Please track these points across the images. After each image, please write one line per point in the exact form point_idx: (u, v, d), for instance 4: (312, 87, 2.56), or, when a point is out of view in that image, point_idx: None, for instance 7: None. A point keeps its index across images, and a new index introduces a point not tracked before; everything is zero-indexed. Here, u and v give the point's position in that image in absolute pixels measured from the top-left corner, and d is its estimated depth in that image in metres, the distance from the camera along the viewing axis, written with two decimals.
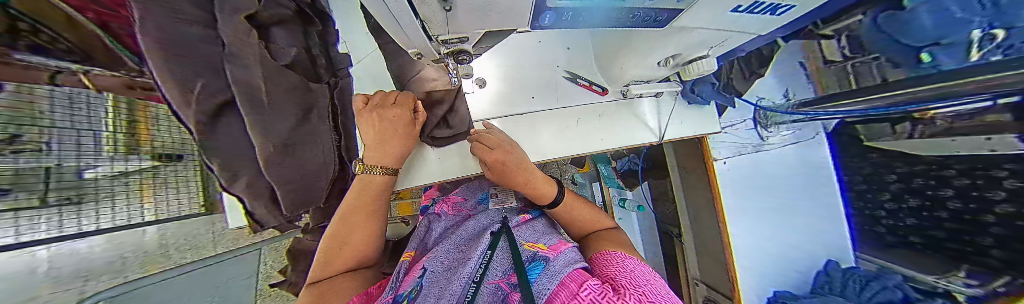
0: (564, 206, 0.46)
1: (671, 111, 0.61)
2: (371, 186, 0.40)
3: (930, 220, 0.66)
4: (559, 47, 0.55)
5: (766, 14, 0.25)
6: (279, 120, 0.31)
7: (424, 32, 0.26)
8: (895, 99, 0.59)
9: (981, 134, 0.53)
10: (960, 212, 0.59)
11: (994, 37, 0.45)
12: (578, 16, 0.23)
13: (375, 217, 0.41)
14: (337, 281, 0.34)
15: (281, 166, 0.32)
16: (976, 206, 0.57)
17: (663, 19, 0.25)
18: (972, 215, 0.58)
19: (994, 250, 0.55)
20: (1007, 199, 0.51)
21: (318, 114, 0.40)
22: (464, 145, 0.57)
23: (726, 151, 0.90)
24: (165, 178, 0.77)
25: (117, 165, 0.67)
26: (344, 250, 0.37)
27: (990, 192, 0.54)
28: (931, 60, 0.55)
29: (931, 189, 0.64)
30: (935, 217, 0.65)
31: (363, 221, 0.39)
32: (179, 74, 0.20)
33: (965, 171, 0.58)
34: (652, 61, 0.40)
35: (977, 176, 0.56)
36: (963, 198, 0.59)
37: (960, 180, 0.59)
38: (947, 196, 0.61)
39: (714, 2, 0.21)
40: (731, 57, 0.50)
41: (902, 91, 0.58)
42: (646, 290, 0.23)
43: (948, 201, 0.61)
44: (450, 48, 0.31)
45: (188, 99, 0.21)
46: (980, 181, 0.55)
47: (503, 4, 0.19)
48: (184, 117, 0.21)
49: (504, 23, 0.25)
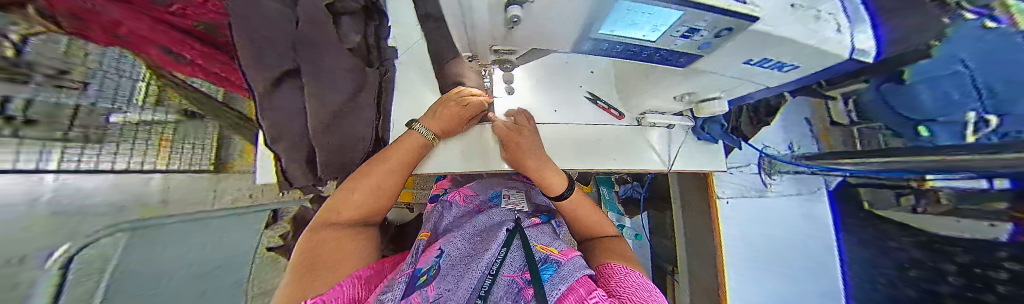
0: (570, 203, 0.47)
1: (679, 145, 0.63)
2: (417, 144, 0.44)
3: (929, 294, 0.61)
4: (583, 70, 0.61)
5: (775, 70, 0.32)
6: (335, 91, 0.34)
7: (484, 35, 0.31)
8: (925, 163, 0.56)
9: (985, 218, 0.53)
10: (962, 290, 0.55)
11: (989, 124, 0.46)
12: (611, 48, 0.29)
13: (401, 178, 0.41)
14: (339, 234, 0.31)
15: (324, 137, 0.34)
16: (978, 285, 0.52)
17: (681, 60, 0.31)
18: (972, 293, 0.53)
19: None
20: (1010, 280, 0.48)
21: (367, 94, 0.42)
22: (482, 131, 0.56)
23: (731, 191, 0.92)
24: (181, 133, 0.78)
25: (143, 113, 0.71)
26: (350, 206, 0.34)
27: (993, 271, 0.50)
28: (931, 134, 0.57)
29: (932, 261, 0.62)
30: (935, 293, 0.60)
31: (381, 177, 0.38)
32: (261, 37, 0.22)
33: (969, 248, 0.56)
34: (670, 93, 0.44)
35: (980, 254, 0.53)
36: (965, 276, 0.55)
37: (964, 256, 0.56)
38: (948, 270, 0.58)
39: (739, 49, 0.27)
40: (741, 102, 0.53)
41: (932, 155, 0.55)
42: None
43: (950, 276, 0.58)
44: (499, 57, 0.38)
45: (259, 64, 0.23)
46: (985, 259, 0.52)
47: (558, 26, 0.24)
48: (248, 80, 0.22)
49: (549, 43, 0.29)
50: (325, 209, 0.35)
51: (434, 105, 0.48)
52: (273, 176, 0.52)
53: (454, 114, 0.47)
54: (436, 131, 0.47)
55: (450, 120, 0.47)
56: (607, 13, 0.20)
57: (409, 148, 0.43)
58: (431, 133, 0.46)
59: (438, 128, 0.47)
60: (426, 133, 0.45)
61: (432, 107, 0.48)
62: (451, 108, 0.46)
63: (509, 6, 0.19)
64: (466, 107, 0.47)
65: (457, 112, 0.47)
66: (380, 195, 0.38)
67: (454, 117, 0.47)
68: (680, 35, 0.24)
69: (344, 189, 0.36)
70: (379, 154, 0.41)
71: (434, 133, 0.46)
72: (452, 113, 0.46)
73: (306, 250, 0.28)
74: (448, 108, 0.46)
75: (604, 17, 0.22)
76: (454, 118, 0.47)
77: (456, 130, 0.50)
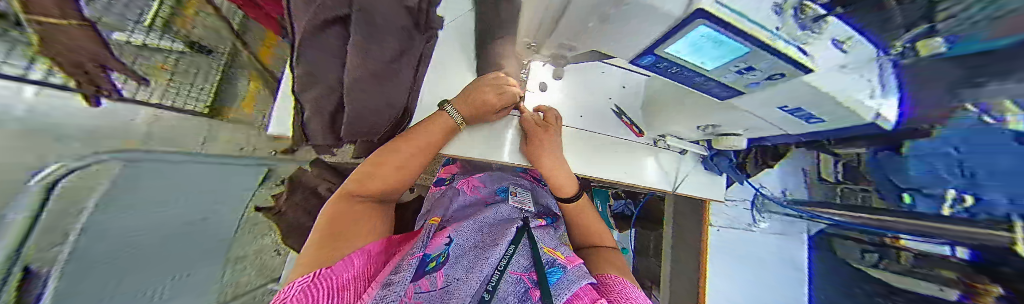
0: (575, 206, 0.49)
1: (688, 171, 0.65)
2: (442, 125, 0.43)
3: None
4: (616, 82, 0.62)
5: (805, 118, 0.33)
6: (383, 49, 0.32)
7: (555, 30, 0.32)
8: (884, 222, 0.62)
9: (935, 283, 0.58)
10: None
11: (962, 201, 0.49)
12: (669, 67, 0.30)
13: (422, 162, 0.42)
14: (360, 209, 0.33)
15: (358, 96, 0.33)
16: None
17: (721, 92, 0.32)
18: None
19: None
20: None
21: (413, 59, 0.38)
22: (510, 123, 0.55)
23: (719, 220, 0.99)
24: (182, 63, 0.83)
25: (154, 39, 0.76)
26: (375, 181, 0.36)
27: None
28: (913, 204, 0.59)
29: None
30: None
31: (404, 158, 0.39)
32: None
33: None
34: (697, 122, 0.45)
35: None
36: None
37: None
38: None
39: (776, 93, 0.28)
40: (757, 143, 0.55)
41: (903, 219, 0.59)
42: None
43: None
44: (555, 51, 0.40)
45: None
46: None
47: (632, 31, 0.24)
48: None
49: (615, 46, 0.30)
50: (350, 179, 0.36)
51: (467, 87, 0.46)
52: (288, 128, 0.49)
53: (484, 100, 0.43)
54: (464, 115, 0.44)
55: (479, 106, 0.44)
56: (685, 35, 0.21)
57: (435, 129, 0.42)
58: (460, 116, 0.44)
59: (467, 112, 0.44)
60: (456, 115, 0.43)
61: (466, 88, 0.46)
62: (482, 92, 0.43)
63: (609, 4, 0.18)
64: (501, 95, 0.44)
65: (487, 99, 0.43)
66: (400, 177, 0.39)
67: (483, 104, 0.44)
68: (733, 70, 0.25)
69: (371, 162, 0.37)
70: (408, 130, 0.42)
71: (464, 116, 0.44)
72: (481, 99, 0.43)
73: (328, 219, 0.30)
74: (477, 94, 0.44)
75: (674, 38, 0.22)
76: (482, 104, 0.44)
77: (483, 117, 0.47)
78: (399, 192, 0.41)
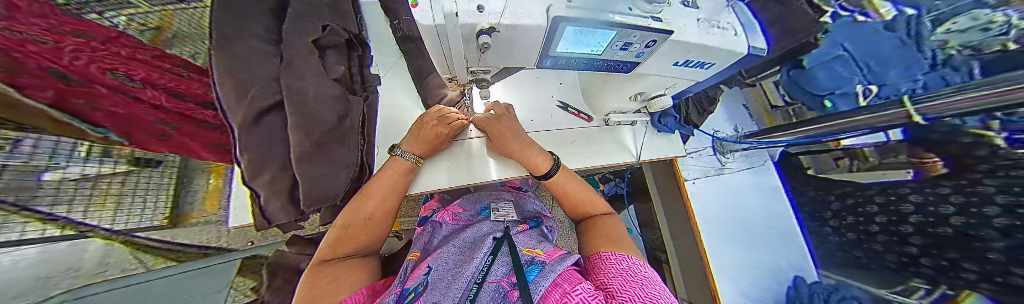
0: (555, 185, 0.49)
1: (644, 137, 0.71)
2: (400, 168, 0.47)
3: (898, 235, 0.71)
4: (553, 81, 0.69)
5: (699, 67, 0.41)
6: (319, 119, 0.35)
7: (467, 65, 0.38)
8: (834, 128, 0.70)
9: (902, 168, 0.71)
10: (923, 226, 0.66)
11: (871, 91, 0.69)
12: (571, 63, 0.35)
13: (390, 206, 0.44)
14: (339, 270, 0.32)
15: (309, 165, 0.33)
16: (932, 219, 0.65)
17: (627, 67, 0.37)
18: (932, 228, 0.65)
19: (964, 263, 0.60)
20: (957, 212, 0.60)
21: (351, 120, 0.44)
22: (463, 144, 0.62)
23: (695, 173, 1.02)
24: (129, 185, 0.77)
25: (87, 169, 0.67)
26: (353, 238, 0.36)
27: (941, 207, 0.62)
28: (833, 106, 0.76)
29: (892, 204, 0.72)
30: (901, 232, 0.71)
31: (372, 207, 0.40)
32: (237, 67, 0.23)
33: (916, 188, 0.67)
34: (628, 93, 0.52)
35: (928, 193, 0.65)
36: (923, 213, 0.66)
37: (915, 196, 0.67)
38: (908, 210, 0.69)
39: (667, 53, 0.34)
40: (682, 95, 0.62)
41: (838, 122, 0.69)
42: (631, 288, 0.24)
43: (910, 215, 0.68)
44: (474, 76, 0.44)
45: (240, 98, 0.23)
46: (931, 197, 0.64)
47: (524, 41, 0.28)
48: (228, 113, 0.21)
49: (521, 61, 0.35)
50: (326, 243, 0.35)
51: (412, 127, 0.51)
52: (248, 216, 0.49)
53: (431, 136, 0.49)
54: (416, 153, 0.49)
55: (431, 140, 0.50)
56: (560, 33, 0.26)
57: (394, 175, 0.46)
58: (413, 156, 0.49)
59: (418, 151, 0.50)
60: (410, 157, 0.48)
61: (412, 129, 0.51)
62: (425, 133, 0.49)
63: (480, 36, 0.26)
64: (447, 125, 0.50)
65: (432, 134, 0.49)
66: (374, 227, 0.40)
67: (433, 138, 0.50)
68: (619, 49, 0.30)
69: (339, 222, 0.37)
70: (367, 183, 0.44)
71: (417, 156, 0.50)
72: (428, 135, 0.49)
73: (307, 284, 0.27)
74: (422, 132, 0.49)
75: (560, 36, 0.27)
76: (432, 139, 0.50)
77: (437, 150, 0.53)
78: (375, 243, 0.41)
